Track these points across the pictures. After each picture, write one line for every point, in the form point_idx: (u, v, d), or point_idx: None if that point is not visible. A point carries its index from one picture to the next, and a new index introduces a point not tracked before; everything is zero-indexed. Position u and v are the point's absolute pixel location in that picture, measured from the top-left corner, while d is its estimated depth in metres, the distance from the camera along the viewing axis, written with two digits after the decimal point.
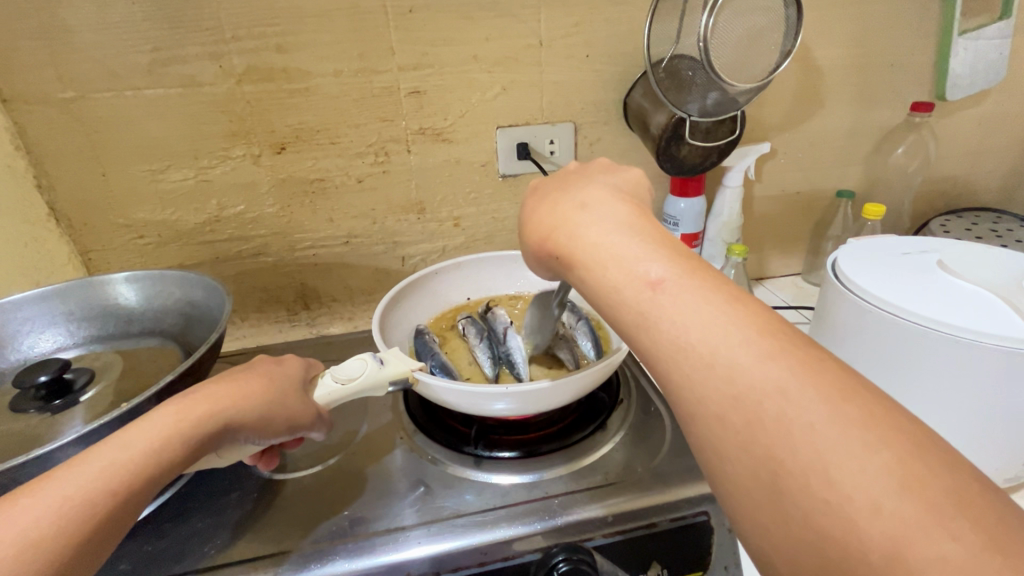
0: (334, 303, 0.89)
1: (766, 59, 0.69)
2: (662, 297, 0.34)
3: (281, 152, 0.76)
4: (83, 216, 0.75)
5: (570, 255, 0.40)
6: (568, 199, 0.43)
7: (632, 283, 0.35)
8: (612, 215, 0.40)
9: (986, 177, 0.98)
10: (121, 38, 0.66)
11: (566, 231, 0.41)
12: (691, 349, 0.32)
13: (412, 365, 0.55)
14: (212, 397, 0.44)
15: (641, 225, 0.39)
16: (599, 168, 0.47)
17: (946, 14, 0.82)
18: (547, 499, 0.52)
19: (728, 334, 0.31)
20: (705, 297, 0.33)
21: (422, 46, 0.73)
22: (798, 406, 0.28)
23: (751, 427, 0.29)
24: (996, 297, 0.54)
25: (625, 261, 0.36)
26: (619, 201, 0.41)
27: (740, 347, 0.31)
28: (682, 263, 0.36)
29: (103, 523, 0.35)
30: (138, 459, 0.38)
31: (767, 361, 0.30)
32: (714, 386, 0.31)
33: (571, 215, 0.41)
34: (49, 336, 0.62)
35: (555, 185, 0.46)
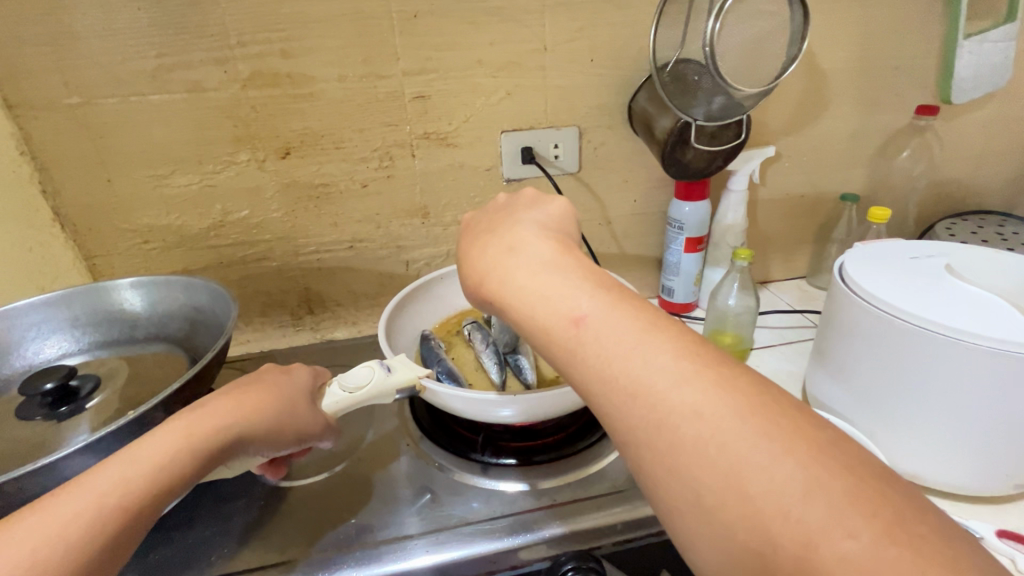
0: (338, 308, 0.89)
1: (771, 63, 0.69)
2: (585, 334, 0.34)
3: (286, 157, 0.76)
4: (88, 221, 0.75)
5: (500, 296, 0.40)
6: (494, 238, 0.43)
7: (556, 321, 0.36)
8: (537, 253, 0.40)
9: (991, 180, 0.98)
10: (127, 44, 0.66)
11: (494, 272, 0.41)
12: (613, 380, 0.33)
13: (419, 372, 0.55)
14: (220, 410, 0.44)
15: (564, 260, 0.39)
16: (525, 199, 0.48)
17: (951, 17, 0.82)
18: (554, 506, 0.51)
19: (646, 363, 0.32)
20: (626, 329, 0.34)
21: (427, 51, 0.73)
22: (711, 423, 0.29)
23: (670, 444, 0.30)
24: (1005, 303, 0.54)
25: (551, 299, 0.36)
26: (546, 236, 0.42)
27: (657, 374, 0.31)
28: (604, 295, 0.36)
29: (112, 540, 0.35)
30: (148, 474, 0.38)
31: (683, 385, 0.30)
32: (637, 412, 0.31)
33: (499, 257, 0.41)
34: (54, 341, 0.62)
35: (483, 221, 0.47)
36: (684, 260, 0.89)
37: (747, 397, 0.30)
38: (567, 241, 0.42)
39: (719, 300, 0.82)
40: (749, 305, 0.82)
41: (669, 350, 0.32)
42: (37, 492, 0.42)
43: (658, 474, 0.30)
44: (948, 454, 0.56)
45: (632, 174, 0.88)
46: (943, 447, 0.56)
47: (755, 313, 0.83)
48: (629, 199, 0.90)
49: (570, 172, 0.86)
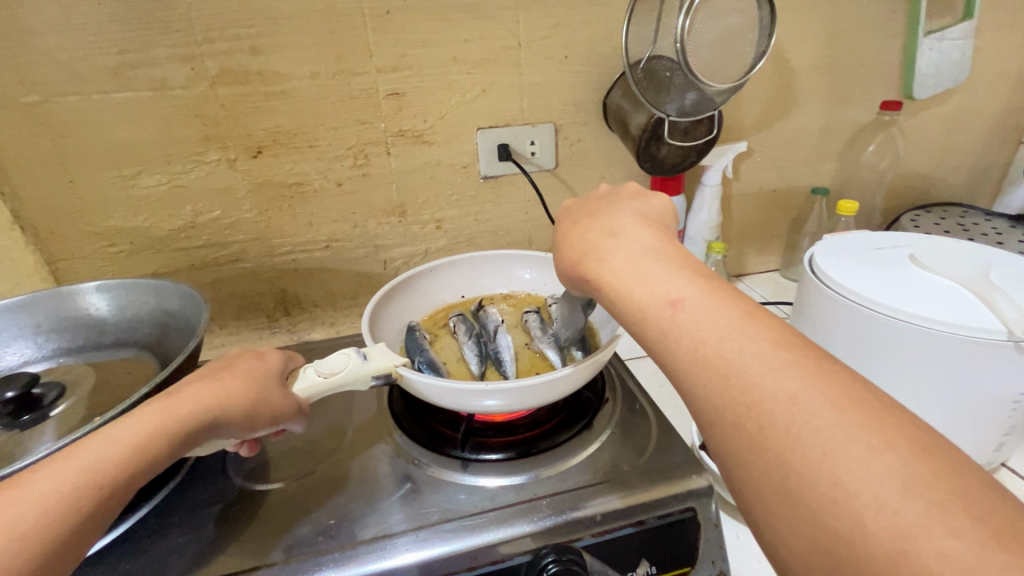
0: (316, 309, 0.88)
1: (741, 59, 0.71)
2: (681, 315, 0.36)
3: (258, 156, 0.74)
4: (51, 224, 0.72)
5: (596, 273, 0.42)
6: (599, 223, 0.46)
7: (651, 301, 0.37)
8: (639, 239, 0.42)
9: (952, 174, 1.02)
10: (87, 40, 0.64)
11: (597, 251, 0.43)
12: (704, 360, 0.34)
13: (395, 361, 0.54)
14: (195, 393, 0.43)
15: (665, 249, 0.41)
16: (630, 194, 0.50)
17: (913, 15, 0.85)
18: (535, 500, 0.51)
19: (742, 347, 0.33)
20: (725, 314, 0.35)
21: (400, 48, 0.72)
22: (808, 412, 0.29)
23: (758, 427, 0.31)
24: (965, 290, 0.55)
25: (650, 280, 0.38)
26: (650, 227, 0.44)
27: (752, 359, 0.32)
28: (701, 284, 0.37)
29: (85, 518, 0.35)
30: (123, 455, 0.38)
31: (781, 373, 0.31)
32: (727, 395, 0.32)
33: (599, 238, 0.44)
34: (15, 349, 0.60)
35: (586, 210, 0.50)
36: None
37: (845, 391, 0.30)
38: (669, 235, 0.44)
39: None
40: None
41: (764, 338, 0.33)
42: None
43: (745, 456, 0.31)
44: None
45: (609, 170, 0.89)
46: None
47: None
48: None
49: (547, 168, 0.86)
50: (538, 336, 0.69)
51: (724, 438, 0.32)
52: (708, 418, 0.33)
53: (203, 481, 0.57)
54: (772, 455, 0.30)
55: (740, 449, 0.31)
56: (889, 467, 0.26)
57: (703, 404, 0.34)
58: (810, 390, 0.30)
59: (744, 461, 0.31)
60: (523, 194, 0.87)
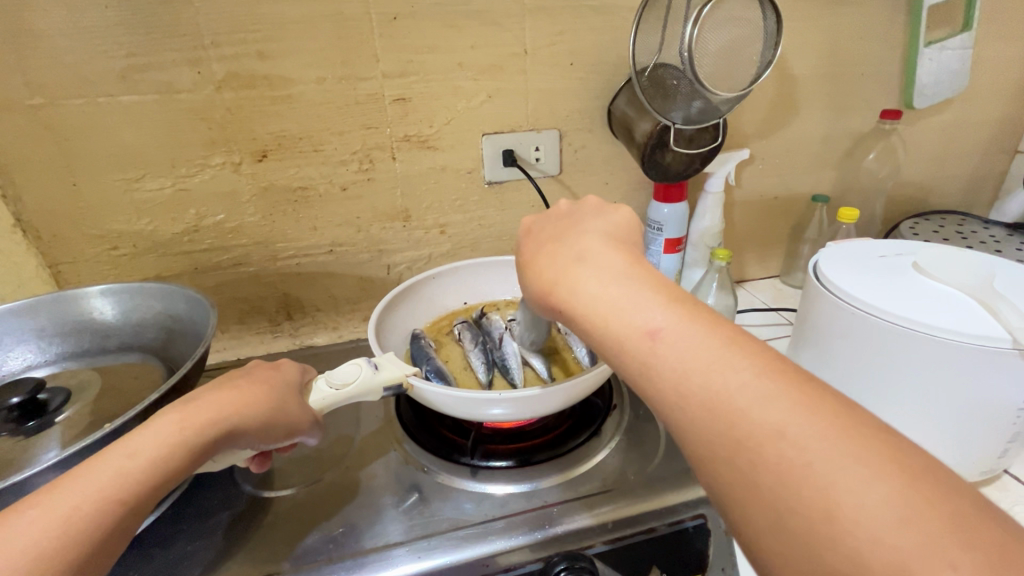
0: (318, 313, 0.88)
1: (747, 69, 0.71)
2: (661, 347, 0.35)
3: (263, 160, 0.74)
4: (52, 227, 0.72)
5: (568, 302, 0.40)
6: (567, 243, 0.43)
7: (630, 333, 0.36)
8: (611, 261, 0.40)
9: (950, 182, 1.03)
10: (94, 43, 0.63)
11: (567, 275, 0.41)
12: (688, 395, 0.33)
13: (406, 371, 0.54)
14: (213, 404, 0.42)
15: (639, 271, 0.39)
16: (589, 207, 0.48)
17: (913, 26, 0.86)
18: (545, 507, 0.51)
19: (725, 379, 0.32)
20: (704, 343, 0.34)
21: (408, 53, 0.73)
22: (800, 445, 0.29)
23: (748, 461, 0.30)
24: (969, 298, 0.56)
25: (625, 305, 0.37)
26: (618, 246, 0.42)
27: (736, 391, 0.31)
28: (677, 310, 0.36)
29: (108, 533, 0.35)
30: (146, 469, 0.37)
31: (770, 406, 0.30)
32: (707, 427, 0.32)
33: (567, 264, 0.41)
34: (18, 354, 0.59)
35: (550, 225, 0.47)
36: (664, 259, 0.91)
37: (837, 420, 0.29)
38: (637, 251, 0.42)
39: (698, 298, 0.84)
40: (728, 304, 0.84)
41: (740, 371, 0.32)
42: None
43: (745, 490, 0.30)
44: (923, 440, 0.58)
45: (612, 177, 0.89)
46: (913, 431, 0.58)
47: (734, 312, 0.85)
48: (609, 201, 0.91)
49: (552, 174, 0.86)
50: (519, 347, 0.67)
51: (715, 475, 0.32)
52: (695, 450, 0.32)
53: (208, 487, 0.56)
54: (764, 491, 0.29)
55: (735, 487, 0.30)
56: (883, 498, 0.26)
57: (689, 437, 0.33)
58: (835, 424, 0.29)
59: (740, 497, 0.30)
60: (527, 200, 0.88)
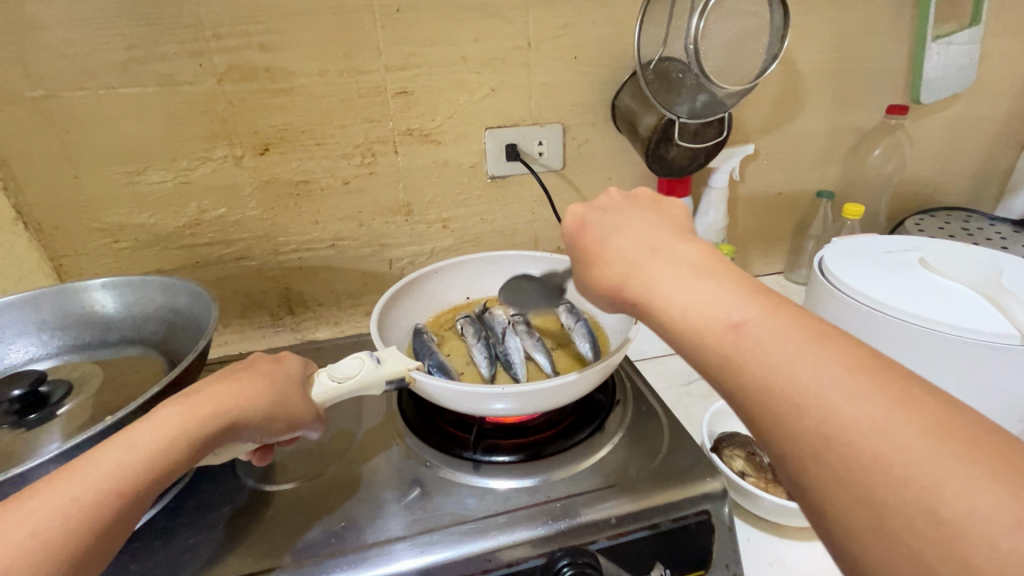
0: (320, 308, 0.87)
1: (753, 63, 0.71)
2: (746, 340, 0.33)
3: (265, 153, 0.74)
4: (53, 220, 0.72)
5: (644, 295, 0.38)
6: (633, 237, 0.43)
7: (711, 326, 0.34)
8: (683, 254, 0.39)
9: (956, 178, 1.02)
10: (95, 35, 0.63)
11: (641, 269, 0.40)
12: (774, 391, 0.31)
13: (408, 365, 0.54)
14: (214, 397, 0.42)
15: (715, 265, 0.38)
16: (642, 201, 0.48)
17: (920, 20, 0.85)
18: (548, 502, 0.51)
19: (816, 374, 0.30)
20: (791, 335, 0.32)
21: (410, 46, 0.72)
22: (897, 443, 0.27)
23: (842, 462, 0.28)
24: (976, 294, 0.55)
25: (703, 298, 0.35)
26: (685, 241, 0.41)
27: (827, 388, 0.29)
28: (761, 301, 0.34)
29: (108, 524, 0.35)
30: (147, 461, 0.37)
31: (865, 405, 0.28)
32: (795, 427, 0.30)
33: (636, 256, 0.41)
34: (20, 346, 0.59)
35: (608, 218, 0.46)
36: None
37: (939, 418, 0.27)
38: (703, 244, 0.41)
39: None
40: None
41: (831, 367, 0.30)
42: None
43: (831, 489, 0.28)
44: None
45: (616, 171, 0.89)
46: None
47: None
48: None
49: (555, 169, 0.86)
50: (527, 341, 0.67)
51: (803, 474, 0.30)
52: (781, 449, 0.31)
53: (209, 480, 0.56)
54: (859, 491, 0.27)
55: (823, 486, 0.29)
56: (998, 501, 0.24)
57: (775, 436, 0.31)
58: (932, 421, 0.27)
59: (829, 497, 0.28)
60: (529, 195, 0.87)
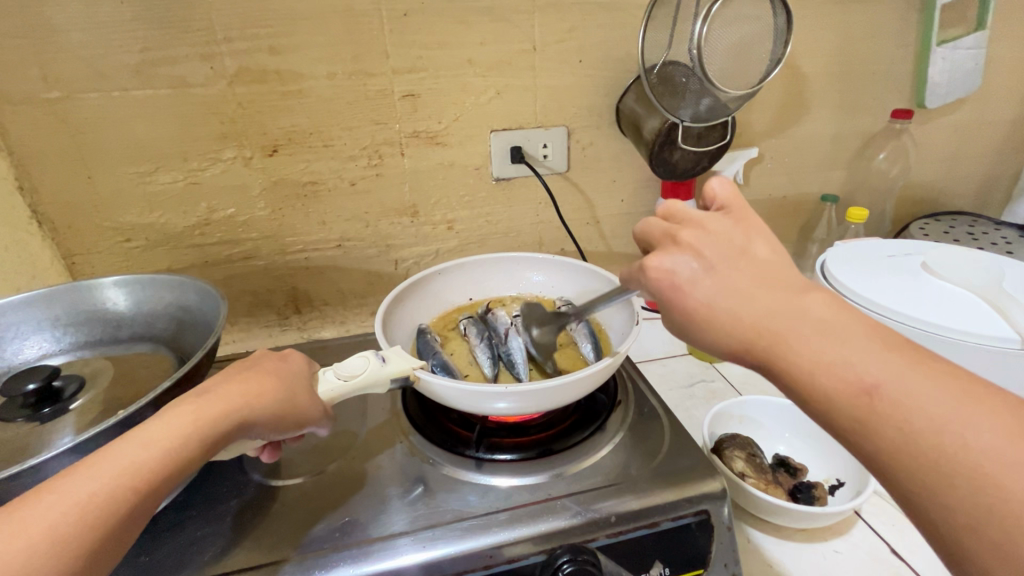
0: (326, 307, 0.88)
1: (756, 67, 0.71)
2: (886, 406, 0.33)
3: (274, 155, 0.75)
4: (67, 219, 0.73)
5: (775, 360, 0.37)
6: (740, 294, 0.38)
7: (824, 362, 0.35)
8: (801, 308, 0.37)
9: (962, 183, 1.02)
10: (110, 38, 0.64)
11: (765, 333, 0.37)
12: (920, 453, 0.32)
13: (412, 364, 0.55)
14: (224, 395, 0.43)
15: (839, 317, 0.36)
16: (716, 230, 0.41)
17: (925, 24, 0.85)
18: (550, 500, 0.52)
19: (966, 437, 0.31)
20: (939, 398, 0.32)
21: (417, 50, 0.73)
22: (1009, 464, 0.30)
23: (989, 519, 0.30)
24: (978, 298, 0.55)
25: (839, 361, 0.34)
26: (790, 287, 0.38)
27: (977, 452, 0.30)
28: (898, 358, 0.34)
29: (124, 518, 0.36)
30: (160, 457, 0.38)
31: (1017, 470, 0.29)
32: (938, 485, 0.31)
33: (730, 293, 0.39)
34: (33, 342, 0.60)
35: (696, 268, 0.40)
36: None
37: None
38: (810, 284, 0.39)
39: None
40: None
41: (981, 430, 0.31)
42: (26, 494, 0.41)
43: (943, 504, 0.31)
44: None
45: (620, 174, 0.89)
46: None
47: None
48: (617, 199, 0.91)
49: (559, 171, 0.87)
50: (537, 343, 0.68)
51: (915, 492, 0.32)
52: (893, 471, 0.33)
53: (217, 475, 0.57)
54: (976, 508, 0.30)
55: (938, 500, 0.31)
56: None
57: (913, 489, 0.32)
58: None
59: (945, 513, 0.31)
60: (534, 197, 0.88)
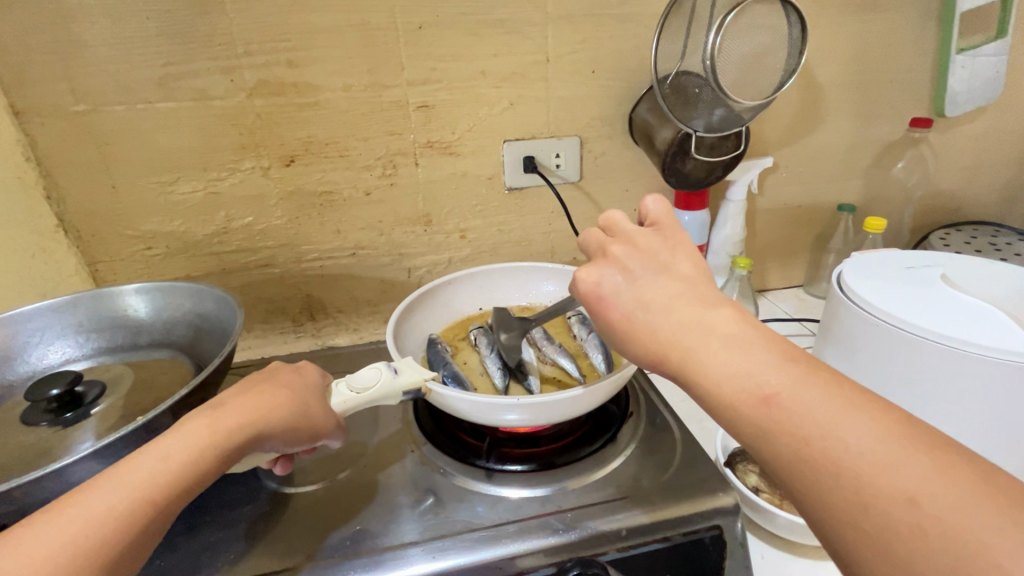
0: (340, 315, 0.89)
1: (771, 77, 0.71)
2: (781, 413, 0.34)
3: (290, 165, 0.77)
4: (92, 228, 0.75)
5: (684, 367, 0.39)
6: (655, 306, 0.41)
7: (725, 372, 0.37)
8: (709, 320, 0.39)
9: (983, 192, 1.00)
10: (135, 52, 0.66)
11: (675, 342, 0.39)
12: (812, 456, 0.33)
13: (424, 375, 0.55)
14: (240, 407, 0.44)
15: (743, 329, 0.39)
16: (643, 246, 0.45)
17: (945, 32, 0.84)
18: (560, 512, 0.52)
19: (841, 435, 0.32)
20: (820, 401, 0.34)
21: (431, 61, 0.74)
22: (874, 454, 0.31)
23: (861, 510, 0.31)
24: (1000, 312, 0.54)
25: (736, 368, 0.36)
26: (703, 301, 0.41)
27: (857, 451, 0.31)
28: (792, 367, 0.36)
29: (142, 531, 0.36)
30: (177, 470, 0.39)
31: (892, 467, 0.30)
32: (827, 487, 0.32)
33: (652, 312, 0.41)
34: (58, 347, 0.62)
35: (620, 280, 0.44)
36: None
37: (945, 465, 0.30)
38: (722, 299, 0.41)
39: None
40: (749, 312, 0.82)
41: (863, 435, 0.32)
42: (49, 498, 0.42)
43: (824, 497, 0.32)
44: None
45: (632, 183, 0.89)
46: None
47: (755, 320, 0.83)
48: (629, 208, 0.91)
49: (571, 180, 0.87)
50: (549, 349, 0.69)
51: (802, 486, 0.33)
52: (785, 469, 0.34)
53: (232, 481, 0.58)
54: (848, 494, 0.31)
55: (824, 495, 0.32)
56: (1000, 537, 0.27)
57: (810, 493, 0.33)
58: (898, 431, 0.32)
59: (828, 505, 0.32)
60: (547, 206, 0.88)
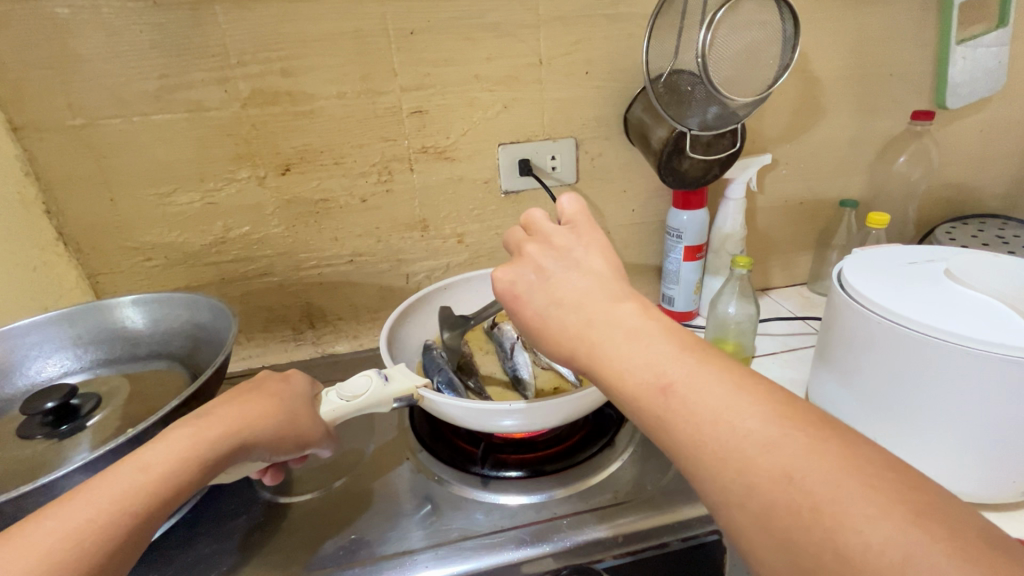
0: (340, 322, 0.89)
1: (764, 72, 0.70)
2: (674, 403, 0.33)
3: (286, 173, 0.77)
4: (92, 240, 0.76)
5: (590, 362, 0.38)
6: (565, 303, 0.41)
7: (637, 374, 0.35)
8: (618, 315, 0.39)
9: (990, 184, 0.98)
10: (131, 66, 0.67)
11: (583, 339, 0.39)
12: (701, 446, 0.31)
13: (416, 382, 0.54)
14: (226, 417, 0.44)
15: (648, 322, 0.38)
16: (559, 243, 0.44)
17: (944, 23, 0.83)
18: (555, 519, 0.51)
19: (735, 425, 0.31)
20: (718, 390, 0.33)
21: (424, 67, 0.74)
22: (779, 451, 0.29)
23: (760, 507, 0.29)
24: (1005, 306, 0.53)
25: (639, 362, 0.36)
26: (614, 295, 0.40)
27: (744, 439, 0.30)
28: (689, 357, 0.35)
29: (121, 544, 0.36)
30: (158, 482, 0.38)
31: (776, 452, 0.29)
32: (729, 479, 0.30)
33: (558, 312, 0.41)
34: (56, 360, 0.62)
35: (534, 278, 0.43)
36: (683, 268, 0.89)
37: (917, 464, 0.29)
38: (632, 293, 0.41)
39: (718, 309, 0.81)
40: (750, 312, 0.80)
41: (791, 424, 0.30)
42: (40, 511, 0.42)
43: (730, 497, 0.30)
44: (947, 465, 0.55)
45: (629, 184, 0.88)
46: (934, 455, 0.55)
47: (757, 320, 0.81)
48: (628, 209, 0.90)
49: (568, 182, 0.86)
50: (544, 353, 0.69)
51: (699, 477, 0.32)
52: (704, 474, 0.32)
53: (227, 492, 0.58)
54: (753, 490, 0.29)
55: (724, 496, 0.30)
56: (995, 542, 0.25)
57: (702, 481, 0.32)
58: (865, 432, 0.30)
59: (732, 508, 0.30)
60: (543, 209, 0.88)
